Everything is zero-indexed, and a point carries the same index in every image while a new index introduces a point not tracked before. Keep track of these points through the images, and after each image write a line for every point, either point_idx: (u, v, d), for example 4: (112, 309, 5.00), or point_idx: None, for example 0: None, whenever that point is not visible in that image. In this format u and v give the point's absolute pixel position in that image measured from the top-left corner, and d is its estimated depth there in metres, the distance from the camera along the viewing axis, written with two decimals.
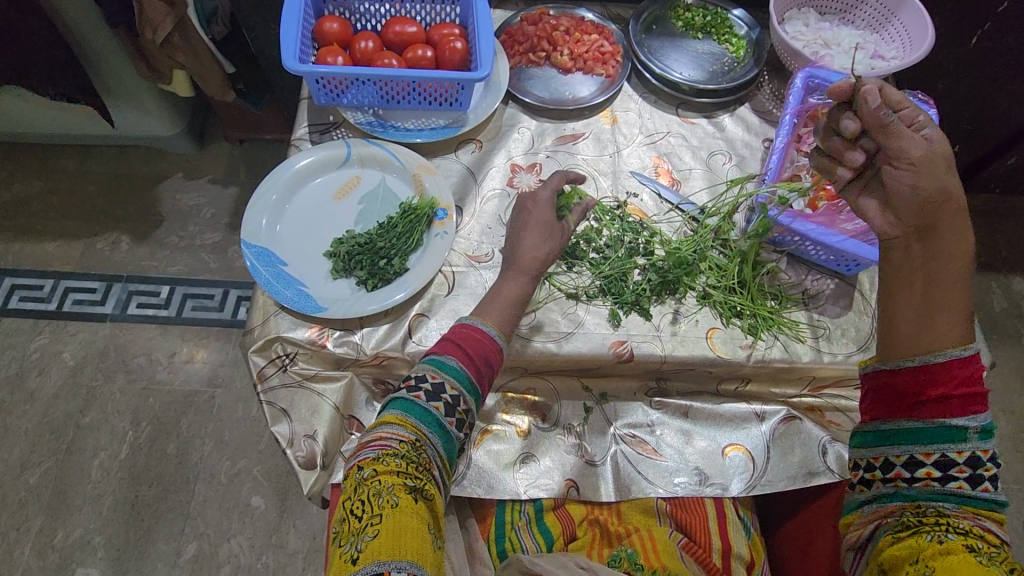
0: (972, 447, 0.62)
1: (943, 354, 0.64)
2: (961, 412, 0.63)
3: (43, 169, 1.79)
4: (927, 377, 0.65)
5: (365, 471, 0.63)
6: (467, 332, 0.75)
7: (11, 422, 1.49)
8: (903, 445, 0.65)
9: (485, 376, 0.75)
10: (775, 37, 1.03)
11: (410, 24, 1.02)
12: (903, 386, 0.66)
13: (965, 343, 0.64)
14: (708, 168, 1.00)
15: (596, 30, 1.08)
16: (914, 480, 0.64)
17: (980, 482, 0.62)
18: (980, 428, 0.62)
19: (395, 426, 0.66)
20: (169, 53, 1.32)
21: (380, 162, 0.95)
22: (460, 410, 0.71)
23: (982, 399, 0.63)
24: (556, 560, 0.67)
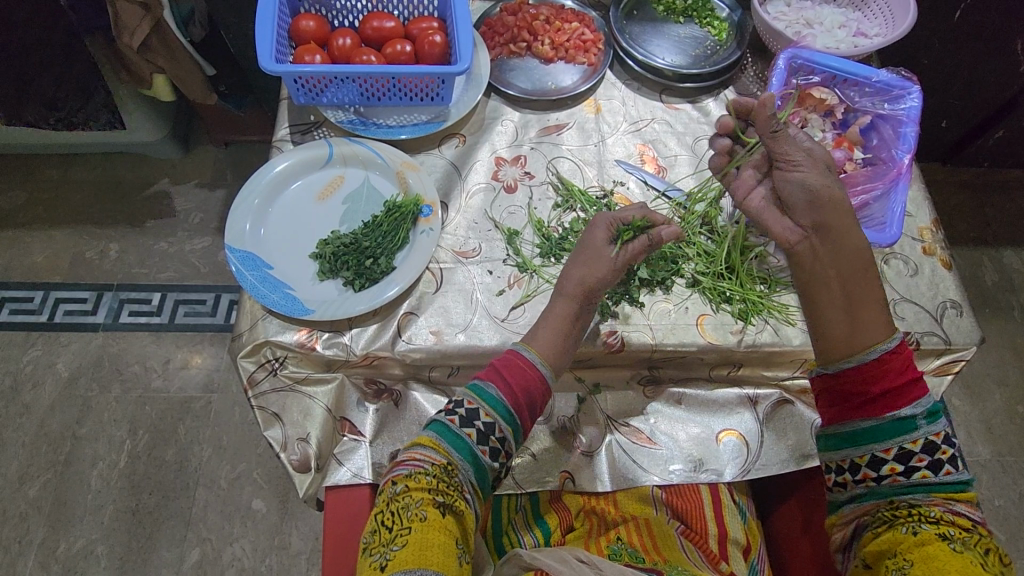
0: (925, 434, 0.65)
1: (879, 349, 0.67)
2: (907, 403, 0.66)
3: (28, 180, 1.78)
4: (869, 376, 0.67)
5: (398, 487, 0.63)
6: (510, 360, 0.73)
7: (8, 436, 1.49)
8: (864, 445, 0.67)
9: (527, 409, 0.72)
10: (757, 18, 1.02)
11: (387, 19, 1.01)
12: (855, 387, 0.68)
13: (891, 334, 0.68)
14: (694, 154, 0.99)
15: (576, 18, 1.06)
16: (882, 477, 0.67)
17: (941, 466, 0.65)
18: (926, 413, 0.66)
19: (428, 448, 0.66)
20: (148, 59, 1.30)
21: (362, 161, 0.95)
22: (494, 438, 0.69)
23: (921, 385, 0.67)
24: (556, 554, 0.66)
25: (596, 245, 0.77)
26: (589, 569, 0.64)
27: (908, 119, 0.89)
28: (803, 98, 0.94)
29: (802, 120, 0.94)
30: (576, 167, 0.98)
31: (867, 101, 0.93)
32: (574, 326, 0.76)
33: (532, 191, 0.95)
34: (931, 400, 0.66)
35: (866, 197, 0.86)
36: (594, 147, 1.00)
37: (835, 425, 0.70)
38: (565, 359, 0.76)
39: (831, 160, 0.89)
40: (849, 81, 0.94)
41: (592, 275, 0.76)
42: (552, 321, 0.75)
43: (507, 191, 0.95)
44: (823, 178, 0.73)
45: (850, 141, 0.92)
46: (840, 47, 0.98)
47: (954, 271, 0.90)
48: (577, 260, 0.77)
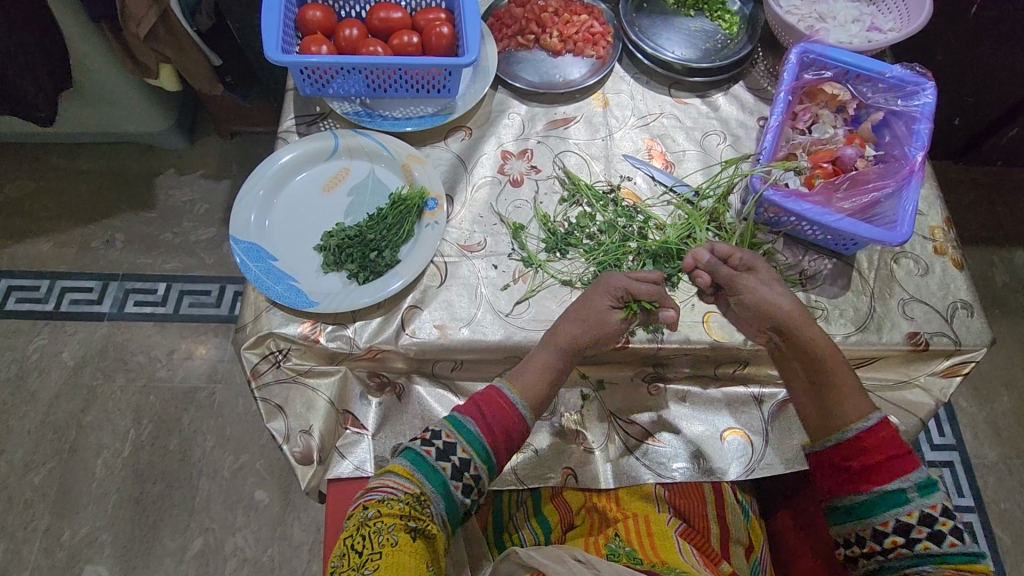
0: (920, 507, 0.65)
1: (851, 429, 0.70)
2: (893, 478, 0.67)
3: (34, 169, 1.78)
4: (847, 452, 0.70)
5: (370, 511, 0.62)
6: (492, 397, 0.74)
7: (14, 423, 1.50)
8: (852, 519, 0.68)
9: (502, 447, 0.73)
10: (769, 11, 1.01)
11: (395, 9, 1.00)
12: (839, 465, 0.70)
13: (866, 416, 0.70)
14: (703, 149, 0.98)
15: (585, 10, 1.05)
16: (885, 550, 0.66)
17: (943, 538, 0.64)
18: (917, 486, 0.66)
19: (400, 475, 0.66)
20: (153, 47, 1.30)
21: (368, 153, 0.94)
22: (469, 475, 0.69)
23: (910, 458, 0.67)
24: (551, 552, 0.65)
25: (574, 307, 0.79)
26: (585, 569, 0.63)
27: (922, 116, 0.88)
28: (814, 94, 0.93)
29: (812, 117, 0.92)
30: (583, 161, 0.97)
31: (880, 97, 0.92)
32: (560, 370, 0.78)
33: (539, 185, 0.95)
34: (922, 474, 0.66)
35: (876, 196, 0.85)
36: (602, 141, 0.99)
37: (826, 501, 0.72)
38: (545, 398, 0.78)
39: (843, 157, 0.88)
40: (861, 77, 0.92)
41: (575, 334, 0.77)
42: (535, 364, 0.77)
43: (514, 185, 0.94)
44: (767, 288, 0.76)
45: (862, 139, 0.91)
46: (853, 42, 0.97)
47: (966, 271, 0.88)
48: (570, 313, 0.78)
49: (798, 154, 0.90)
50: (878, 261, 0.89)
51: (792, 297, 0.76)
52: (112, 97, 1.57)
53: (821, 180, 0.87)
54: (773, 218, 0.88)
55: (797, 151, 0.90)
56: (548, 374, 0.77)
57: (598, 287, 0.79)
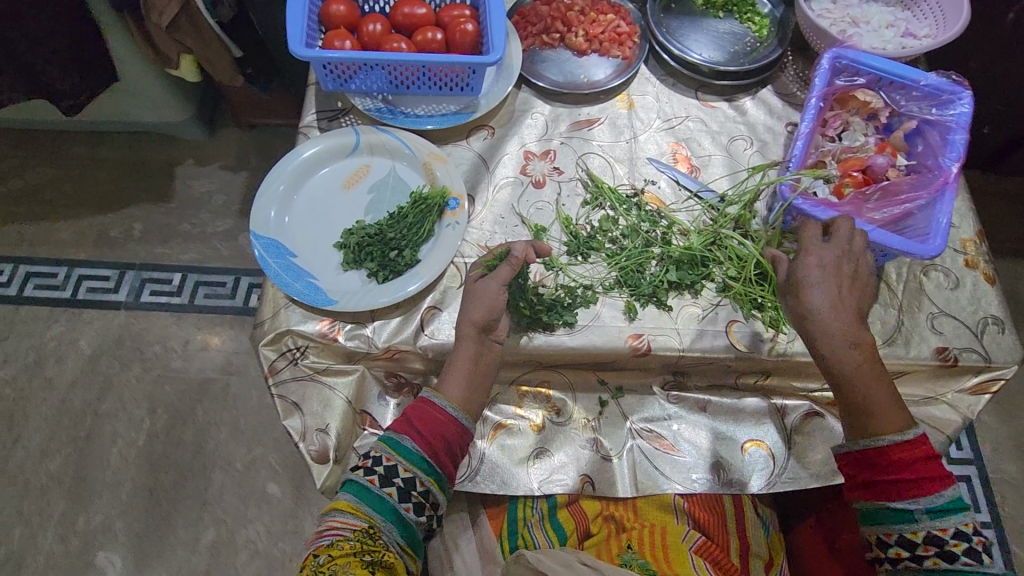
0: (927, 527, 0.67)
1: (886, 437, 0.69)
2: (907, 496, 0.68)
3: (55, 156, 1.79)
4: (877, 464, 0.70)
5: (320, 558, 0.65)
6: (422, 409, 0.74)
7: (32, 409, 1.51)
8: (867, 525, 0.71)
9: (448, 456, 0.73)
10: (801, 14, 0.98)
11: (419, 5, 0.99)
12: (861, 473, 0.71)
13: (901, 430, 0.70)
14: (729, 154, 0.96)
15: (612, 9, 1.03)
16: (893, 559, 0.70)
17: (954, 556, 0.67)
18: (928, 509, 0.68)
19: (346, 514, 0.68)
20: (176, 38, 1.30)
21: (390, 150, 0.93)
22: (416, 493, 0.70)
23: (938, 481, 0.68)
24: (562, 559, 0.65)
25: (480, 286, 0.77)
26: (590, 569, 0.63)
27: (957, 125, 0.85)
28: (845, 101, 0.91)
29: (843, 124, 0.90)
30: (607, 163, 0.95)
31: (914, 105, 0.90)
32: (481, 366, 0.77)
33: (562, 187, 0.93)
34: (939, 499, 0.67)
35: (908, 207, 0.83)
36: (626, 144, 0.97)
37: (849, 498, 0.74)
38: (479, 399, 0.77)
39: (874, 166, 0.86)
40: (895, 84, 0.90)
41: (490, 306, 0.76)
42: (459, 364, 0.75)
43: (536, 186, 0.93)
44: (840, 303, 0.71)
45: (894, 147, 0.89)
46: (887, 48, 0.95)
47: (997, 286, 0.86)
48: (469, 300, 0.77)
49: (827, 162, 0.88)
50: (908, 274, 0.87)
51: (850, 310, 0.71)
52: (133, 87, 1.58)
53: (850, 189, 0.85)
54: None
55: (827, 158, 0.88)
56: (475, 372, 0.76)
57: (508, 264, 0.78)
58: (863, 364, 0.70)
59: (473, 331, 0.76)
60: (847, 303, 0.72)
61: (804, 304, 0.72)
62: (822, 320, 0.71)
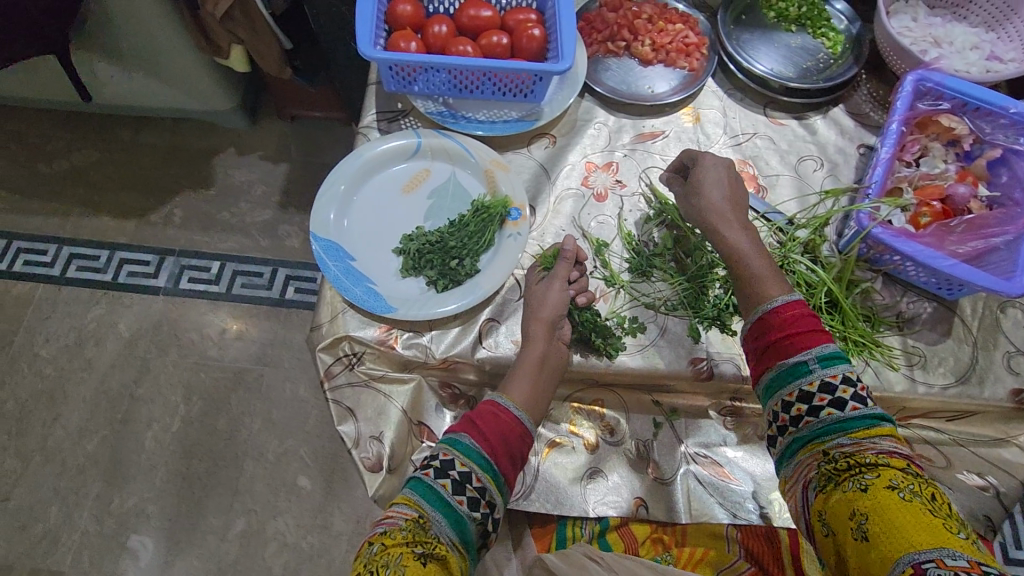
0: (820, 376, 0.64)
1: (761, 309, 0.70)
2: (795, 351, 0.67)
3: (101, 139, 1.81)
4: (761, 329, 0.70)
5: (374, 547, 0.62)
6: (486, 410, 0.73)
7: (71, 388, 1.53)
8: (771, 396, 0.68)
9: (506, 456, 0.71)
10: (881, 31, 0.95)
11: (485, 7, 0.97)
12: (755, 345, 0.70)
13: (774, 296, 0.70)
14: (798, 175, 0.93)
15: (681, 19, 1.01)
16: (797, 421, 0.65)
17: (846, 404, 0.63)
18: (819, 358, 0.65)
19: (400, 504, 0.66)
20: (230, 28, 1.29)
21: (451, 155, 0.92)
22: (471, 488, 0.68)
23: (819, 333, 0.67)
24: (569, 557, 0.67)
25: (539, 284, 0.81)
26: (601, 569, 0.65)
27: None
28: (925, 125, 0.87)
29: (921, 149, 0.87)
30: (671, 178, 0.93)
31: (1000, 134, 0.86)
32: (546, 375, 0.76)
33: (624, 202, 0.91)
34: (827, 347, 0.66)
35: (992, 241, 0.79)
36: None
37: (753, 381, 0.72)
38: (544, 407, 0.76)
39: (954, 195, 0.83)
40: (980, 111, 0.86)
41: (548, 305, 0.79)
42: (526, 370, 0.75)
43: (598, 200, 0.91)
44: (719, 179, 0.79)
45: (974, 176, 0.85)
46: (971, 71, 0.91)
47: None
48: (533, 307, 0.79)
49: (904, 189, 0.84)
50: (984, 310, 0.83)
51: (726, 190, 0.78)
52: (181, 74, 1.58)
53: (928, 218, 0.82)
54: (876, 255, 0.83)
55: (903, 184, 0.85)
56: (542, 382, 0.76)
57: (564, 257, 0.81)
58: (744, 243, 0.74)
59: (541, 327, 0.77)
60: (737, 200, 0.78)
61: (698, 198, 0.78)
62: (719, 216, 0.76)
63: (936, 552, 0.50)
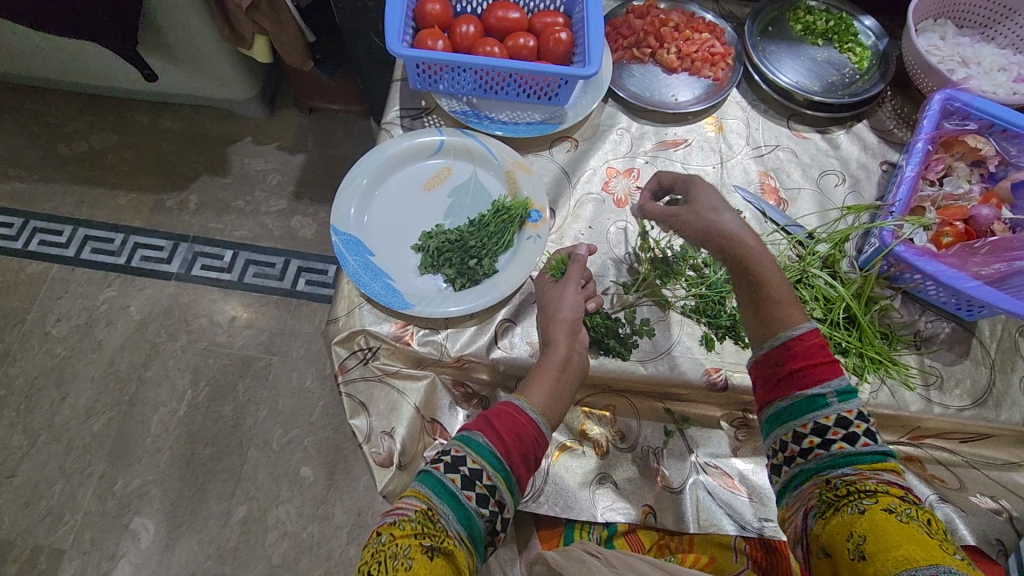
0: (836, 410, 0.64)
1: (785, 335, 0.67)
2: (813, 383, 0.65)
3: (120, 123, 1.82)
4: (775, 358, 0.67)
5: (383, 536, 0.63)
6: (501, 410, 0.73)
7: (80, 368, 1.54)
8: (779, 425, 0.66)
9: (520, 459, 0.71)
10: (910, 48, 0.94)
11: (513, 9, 0.97)
12: (767, 371, 0.68)
13: (797, 324, 0.67)
14: (819, 189, 0.93)
15: (708, 28, 1.00)
16: (805, 452, 0.64)
17: (858, 438, 0.62)
18: (837, 391, 0.64)
19: (410, 496, 0.66)
20: (255, 19, 1.30)
21: (473, 155, 0.92)
22: (481, 484, 0.67)
23: (833, 366, 0.66)
24: (568, 553, 0.67)
25: (551, 288, 0.81)
26: (602, 564, 0.64)
27: None
28: (951, 144, 0.87)
29: (945, 168, 0.87)
30: None
31: None
32: (564, 377, 0.76)
33: None
34: (845, 381, 0.65)
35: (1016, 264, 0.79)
36: (714, 169, 0.94)
37: (760, 407, 0.70)
38: (561, 409, 0.76)
39: (977, 217, 0.82)
40: (1007, 133, 0.86)
41: (565, 312, 0.78)
42: (544, 371, 0.75)
43: (617, 206, 0.91)
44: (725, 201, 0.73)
45: (998, 199, 0.85)
46: (998, 93, 0.90)
47: None
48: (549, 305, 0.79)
49: (927, 208, 0.84)
50: (1002, 332, 0.83)
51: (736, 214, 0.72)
52: (204, 62, 1.59)
53: (950, 238, 0.81)
54: (896, 274, 0.83)
55: (925, 204, 0.84)
56: (561, 384, 0.75)
57: (575, 264, 0.82)
58: (769, 267, 0.70)
59: (564, 329, 0.77)
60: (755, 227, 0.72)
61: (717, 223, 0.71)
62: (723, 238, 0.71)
63: (932, 568, 0.48)
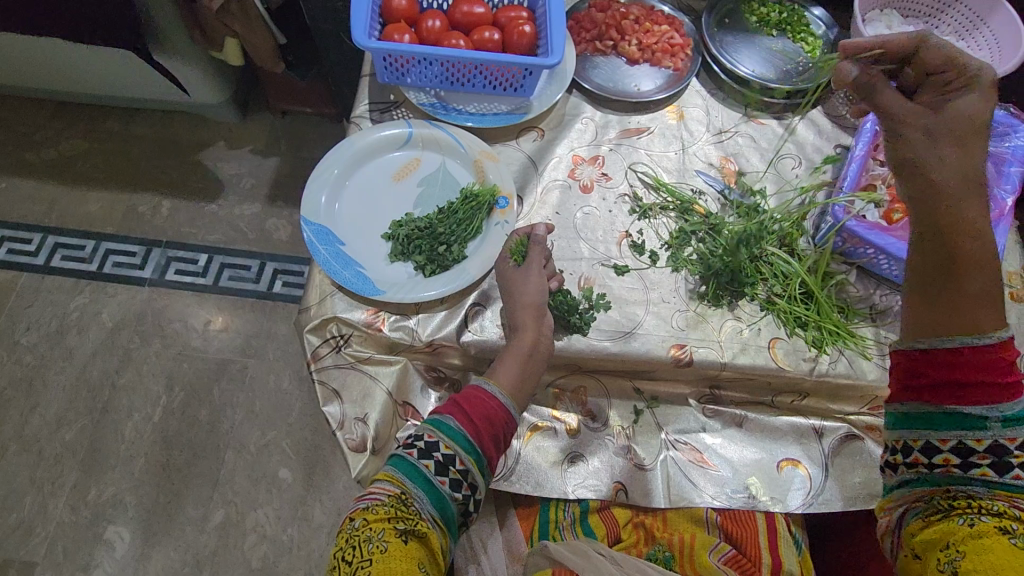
0: (994, 436, 0.59)
1: (960, 339, 0.61)
2: (976, 402, 0.60)
3: (89, 129, 1.80)
4: (936, 360, 0.62)
5: (357, 521, 0.64)
6: (471, 394, 0.74)
7: (50, 377, 1.52)
8: (909, 428, 0.65)
9: (490, 442, 0.73)
10: (858, 37, 0.98)
11: (478, 4, 0.99)
12: (919, 367, 0.64)
13: (985, 331, 0.61)
14: (777, 171, 0.97)
15: (667, 20, 1.04)
16: (934, 465, 0.62)
17: (1010, 469, 0.59)
18: (1004, 417, 0.59)
19: (383, 481, 0.68)
20: (224, 21, 1.31)
21: (442, 145, 0.94)
22: (455, 470, 0.69)
23: (1012, 389, 0.60)
24: (576, 547, 0.71)
25: (516, 273, 0.81)
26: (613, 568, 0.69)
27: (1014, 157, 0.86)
28: None
29: None
30: (656, 172, 0.96)
31: None
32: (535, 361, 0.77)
33: (608, 195, 0.93)
34: (1017, 406, 0.59)
35: None
36: (676, 155, 0.97)
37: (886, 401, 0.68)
38: (527, 392, 0.77)
39: None
40: None
41: (527, 296, 0.79)
42: (512, 355, 0.76)
43: (583, 191, 0.93)
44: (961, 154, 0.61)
45: None
46: None
47: None
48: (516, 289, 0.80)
49: (878, 186, 0.88)
50: None
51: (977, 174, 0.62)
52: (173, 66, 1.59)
53: (902, 216, 0.84)
54: (851, 249, 0.87)
55: (876, 182, 0.89)
56: (523, 366, 0.76)
57: (536, 245, 0.83)
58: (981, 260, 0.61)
59: (530, 313, 0.78)
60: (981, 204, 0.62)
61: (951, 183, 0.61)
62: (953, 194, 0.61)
63: None
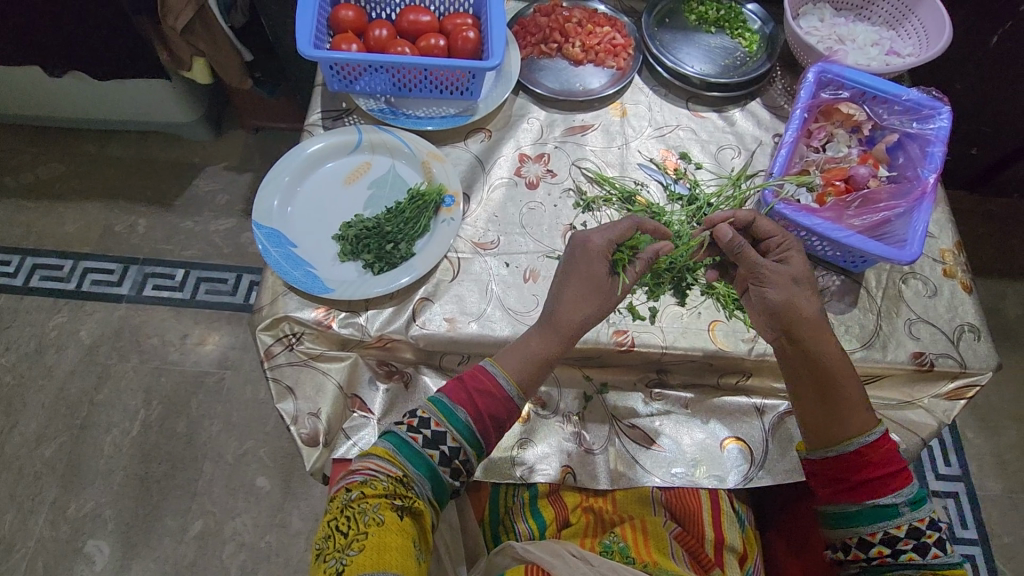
0: (909, 519, 0.70)
1: (856, 442, 0.72)
2: (887, 492, 0.70)
3: (65, 152, 1.84)
4: (843, 465, 0.73)
5: (353, 493, 0.67)
6: (485, 383, 0.74)
7: (29, 396, 1.53)
8: (846, 526, 0.72)
9: (494, 433, 0.75)
10: (789, 31, 1.02)
11: (424, 13, 1.03)
12: (835, 471, 0.73)
13: (869, 429, 0.72)
14: (717, 162, 1.00)
15: (608, 22, 1.08)
16: (870, 558, 0.71)
17: (928, 549, 0.69)
18: (909, 501, 0.70)
19: (382, 459, 0.70)
20: (189, 40, 1.35)
21: (391, 148, 0.97)
22: (457, 461, 0.72)
23: (905, 475, 0.71)
24: (548, 548, 0.69)
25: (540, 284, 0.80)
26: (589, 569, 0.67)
27: (937, 138, 0.89)
28: (830, 113, 0.94)
29: (828, 135, 0.94)
30: (600, 168, 0.99)
31: (895, 119, 0.94)
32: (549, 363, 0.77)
33: (554, 190, 0.96)
34: (913, 490, 0.70)
35: (887, 215, 0.86)
36: (618, 150, 1.01)
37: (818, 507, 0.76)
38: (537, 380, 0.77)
39: (856, 176, 0.89)
40: (878, 99, 0.94)
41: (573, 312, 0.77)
42: (528, 345, 0.77)
43: (529, 187, 0.96)
44: (795, 288, 0.76)
45: (876, 159, 0.92)
46: (871, 65, 0.98)
47: (974, 295, 0.89)
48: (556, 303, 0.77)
49: (811, 171, 0.92)
50: (887, 280, 0.89)
51: (816, 305, 0.76)
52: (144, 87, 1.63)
53: (832, 198, 0.88)
54: None
55: (810, 167, 0.92)
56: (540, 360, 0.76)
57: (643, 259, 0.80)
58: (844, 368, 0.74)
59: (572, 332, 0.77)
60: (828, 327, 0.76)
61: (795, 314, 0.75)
62: (808, 324, 0.75)
63: None
